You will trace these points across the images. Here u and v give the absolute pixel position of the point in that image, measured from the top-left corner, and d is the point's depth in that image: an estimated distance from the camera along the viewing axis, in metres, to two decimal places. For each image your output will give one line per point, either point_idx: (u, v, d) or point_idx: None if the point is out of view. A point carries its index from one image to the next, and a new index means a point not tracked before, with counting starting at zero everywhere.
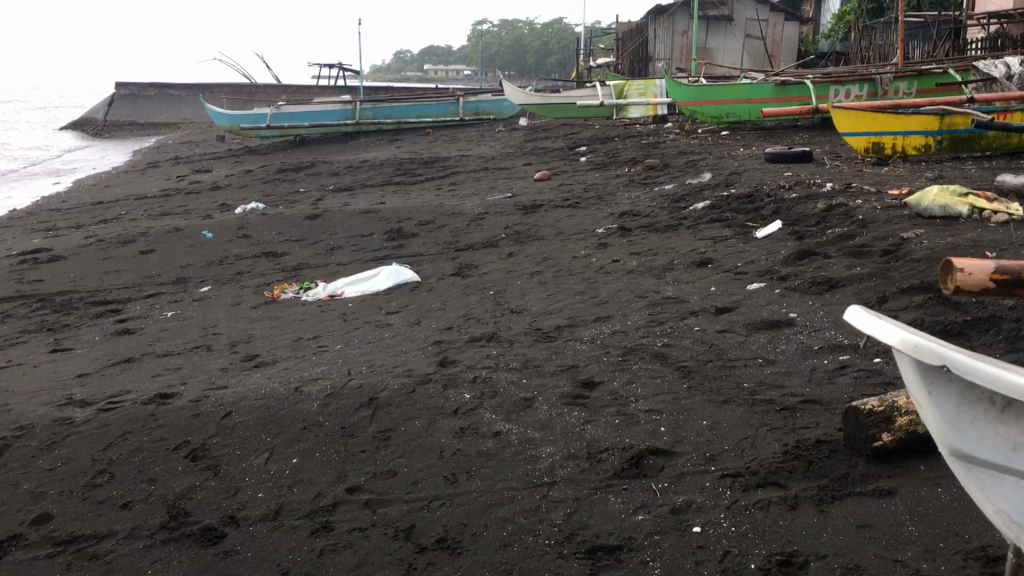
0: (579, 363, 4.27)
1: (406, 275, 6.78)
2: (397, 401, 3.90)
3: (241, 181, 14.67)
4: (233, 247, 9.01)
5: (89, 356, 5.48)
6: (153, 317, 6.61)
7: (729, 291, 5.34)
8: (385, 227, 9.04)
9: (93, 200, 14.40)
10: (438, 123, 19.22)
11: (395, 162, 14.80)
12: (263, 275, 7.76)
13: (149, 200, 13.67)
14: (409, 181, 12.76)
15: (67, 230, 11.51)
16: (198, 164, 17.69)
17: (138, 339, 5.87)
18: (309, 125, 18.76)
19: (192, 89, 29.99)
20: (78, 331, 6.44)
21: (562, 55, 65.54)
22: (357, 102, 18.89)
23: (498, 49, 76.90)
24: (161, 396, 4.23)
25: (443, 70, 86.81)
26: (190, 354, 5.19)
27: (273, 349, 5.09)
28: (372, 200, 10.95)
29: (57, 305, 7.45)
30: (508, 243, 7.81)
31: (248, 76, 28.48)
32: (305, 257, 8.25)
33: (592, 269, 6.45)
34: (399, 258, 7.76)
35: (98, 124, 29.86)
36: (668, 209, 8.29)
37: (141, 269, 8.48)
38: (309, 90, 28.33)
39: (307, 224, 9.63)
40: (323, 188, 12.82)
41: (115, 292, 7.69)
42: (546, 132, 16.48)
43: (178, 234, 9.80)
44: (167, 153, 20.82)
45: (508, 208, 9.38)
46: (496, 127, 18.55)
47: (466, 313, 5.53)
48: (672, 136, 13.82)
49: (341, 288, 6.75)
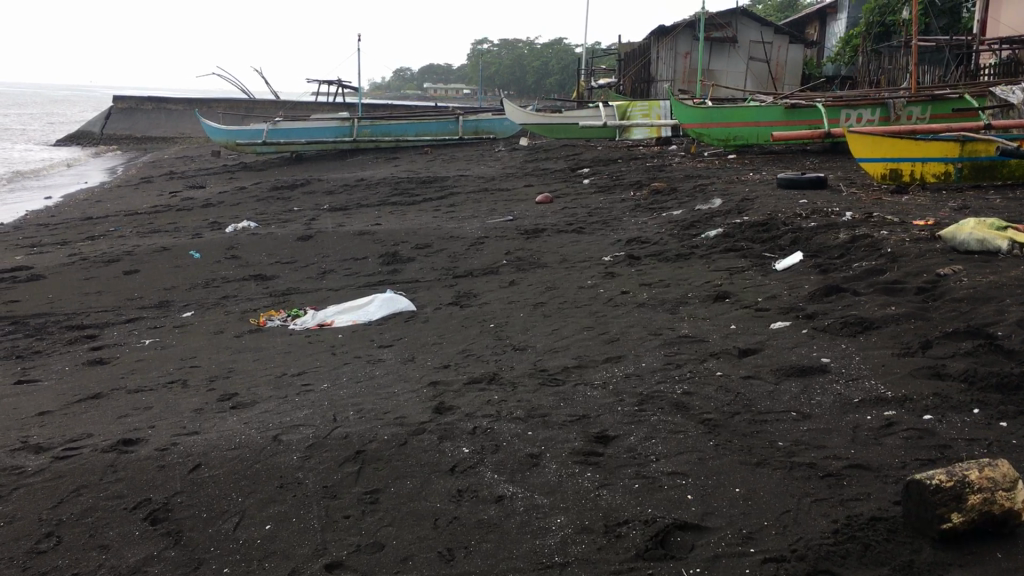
0: (591, 412, 3.84)
1: (401, 303, 6.36)
2: (387, 455, 3.46)
3: (234, 198, 14.29)
4: (221, 268, 8.59)
5: (55, 390, 5.02)
6: (130, 345, 6.17)
7: (751, 329, 4.93)
8: (380, 250, 8.65)
9: (82, 215, 13.99)
10: (437, 141, 18.90)
11: (394, 180, 14.42)
12: (250, 299, 7.34)
13: (139, 216, 13.26)
14: (407, 201, 12.40)
15: (51, 247, 11.07)
16: (193, 180, 17.30)
17: (112, 370, 5.43)
18: (305, 142, 18.43)
19: (190, 103, 29.75)
20: (48, 358, 5.99)
21: (561, 76, 65.49)
22: (356, 119, 18.63)
23: (497, 69, 76.85)
24: (123, 442, 3.78)
25: (442, 89, 86.77)
26: (163, 391, 4.74)
27: (253, 387, 4.64)
28: (369, 221, 10.58)
29: (31, 328, 7.00)
30: (510, 270, 7.40)
31: (246, 92, 28.15)
32: (295, 281, 7.83)
33: (601, 300, 6.04)
34: (394, 284, 7.35)
35: (94, 138, 29.33)
36: (678, 236, 7.90)
37: (124, 291, 8.04)
38: (307, 107, 27.99)
39: (300, 246, 9.23)
40: (318, 208, 12.45)
41: (94, 316, 7.25)
42: (548, 152, 16.11)
43: (165, 254, 9.37)
44: (161, 168, 20.42)
45: (509, 232, 8.99)
46: (496, 146, 18.19)
47: (466, 348, 5.11)
48: (677, 159, 13.47)
49: (331, 316, 6.33)
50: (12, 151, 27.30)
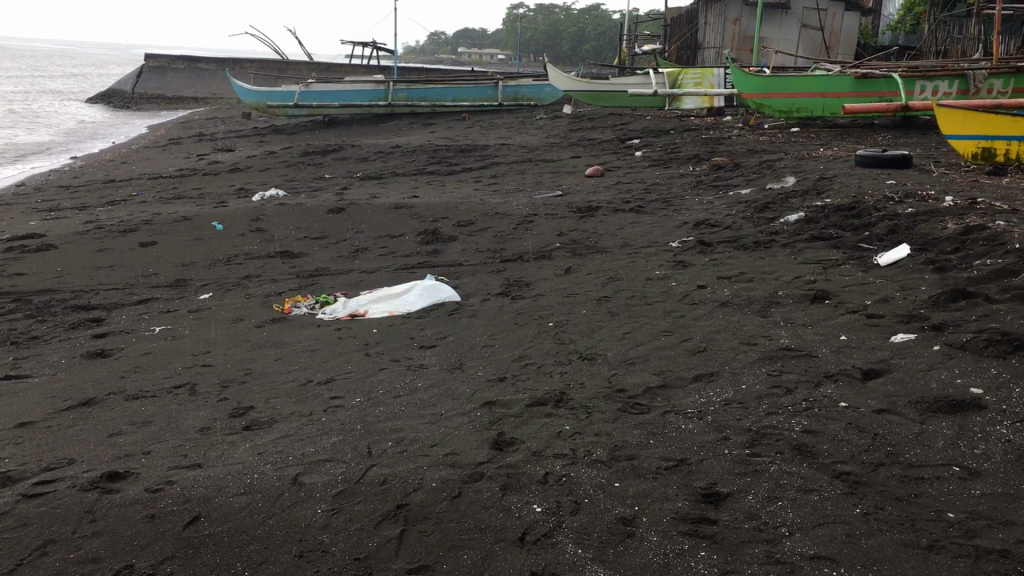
0: (691, 455, 3.05)
1: (443, 292, 5.59)
2: (436, 513, 2.70)
3: (263, 162, 13.58)
4: (244, 243, 7.84)
5: (44, 392, 4.27)
6: (137, 332, 5.42)
7: (868, 343, 4.10)
8: (418, 227, 7.88)
9: (105, 177, 13.33)
10: (476, 107, 18.01)
11: (431, 148, 13.62)
12: (275, 280, 6.59)
13: (165, 180, 12.59)
14: (445, 170, 11.62)
15: (69, 212, 10.39)
16: (222, 142, 16.59)
17: (112, 366, 4.68)
18: (338, 105, 17.71)
19: (223, 64, 29.06)
20: (45, 346, 5.27)
21: (597, 43, 64.23)
22: (391, 81, 17.66)
23: (533, 35, 75.55)
24: (108, 477, 3.05)
25: (475, 55, 85.57)
26: (166, 399, 4.00)
27: (272, 399, 3.89)
28: (405, 192, 9.82)
29: (33, 307, 6.26)
30: (564, 255, 6.60)
31: (279, 52, 27.41)
32: (326, 260, 7.08)
33: (674, 297, 5.22)
34: (434, 267, 6.57)
35: (126, 96, 28.57)
36: (752, 220, 7.06)
37: (138, 266, 7.30)
38: (340, 70, 27.18)
39: (332, 218, 8.48)
40: (350, 175, 11.70)
41: (102, 295, 6.51)
42: (593, 122, 15.19)
43: (184, 225, 8.64)
44: (189, 129, 19.71)
45: (559, 210, 8.17)
46: (537, 113, 17.28)
47: (522, 356, 4.34)
48: (735, 131, 12.51)
49: (365, 305, 5.58)
50: (42, 109, 26.82)
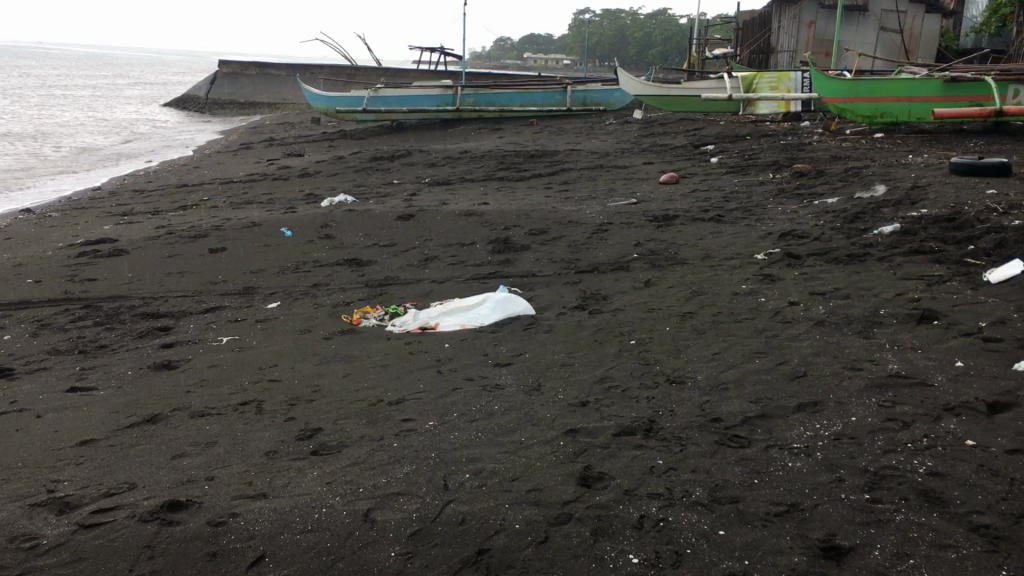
0: (801, 501, 2.75)
1: (517, 306, 5.34)
2: (521, 561, 2.45)
3: (332, 168, 13.50)
4: (313, 250, 7.69)
5: (109, 405, 4.10)
6: (205, 342, 5.25)
7: (986, 371, 3.73)
8: (489, 235, 7.65)
9: (177, 182, 13.39)
10: (544, 112, 17.76)
11: (500, 153, 13.40)
12: (344, 289, 6.41)
13: (235, 185, 12.59)
14: (514, 176, 11.38)
15: (141, 217, 10.40)
16: (292, 147, 16.63)
17: (179, 378, 4.50)
18: (406, 110, 17.65)
19: (294, 70, 29.30)
20: (111, 354, 5.14)
21: (665, 48, 63.61)
22: (459, 87, 17.57)
23: (600, 39, 75.16)
24: (168, 506, 2.85)
25: (541, 59, 85.40)
26: (232, 417, 3.80)
27: (342, 421, 3.67)
28: (474, 199, 9.60)
29: (103, 314, 6.16)
30: (643, 266, 6.30)
31: (348, 58, 27.55)
32: (395, 268, 6.89)
33: (765, 315, 4.88)
34: (507, 278, 6.33)
35: (200, 102, 29.04)
36: (842, 230, 6.67)
37: (207, 273, 7.19)
38: (407, 76, 27.21)
39: (401, 225, 8.30)
40: (418, 181, 11.53)
41: (172, 302, 6.39)
42: (664, 126, 14.82)
43: (254, 231, 8.54)
44: (260, 134, 19.83)
45: (635, 218, 7.86)
46: (607, 117, 16.95)
47: (605, 378, 4.05)
48: (816, 136, 12.03)
49: (436, 318, 5.36)
50: (119, 114, 27.36)
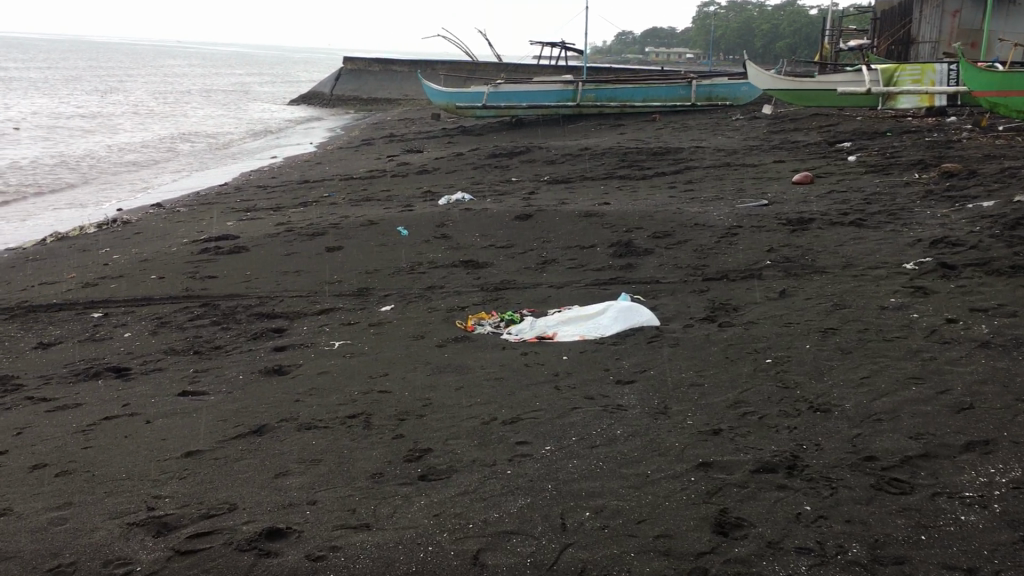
0: (978, 567, 2.35)
1: (641, 316, 5.01)
2: None
3: (450, 164, 13.41)
4: (430, 250, 7.53)
5: (218, 412, 3.98)
6: (318, 347, 5.12)
7: None
8: (610, 237, 7.33)
9: (300, 178, 13.55)
10: (667, 107, 17.21)
11: (621, 151, 13.03)
12: (459, 292, 6.21)
13: (354, 181, 12.64)
14: (636, 174, 11.00)
15: (264, 213, 10.51)
16: (412, 144, 16.65)
17: (290, 386, 4.36)
18: (525, 106, 17.42)
19: (416, 65, 29.55)
20: (225, 356, 5.06)
21: (793, 40, 61.67)
22: (579, 82, 17.21)
23: (725, 32, 73.40)
24: (267, 535, 2.67)
25: (663, 54, 84.05)
26: (339, 432, 3.61)
27: (453, 441, 3.43)
28: (594, 198, 9.29)
29: (220, 313, 6.14)
30: (777, 274, 5.85)
31: (469, 53, 27.57)
32: (512, 271, 6.65)
33: (919, 334, 4.40)
34: (629, 284, 6.00)
35: (325, 98, 29.68)
36: (1002, 238, 6.05)
37: (323, 272, 7.12)
38: (529, 71, 27.02)
39: (518, 225, 8.07)
40: (537, 179, 11.29)
41: (287, 302, 6.32)
42: (795, 122, 14.11)
43: (371, 229, 8.46)
44: (381, 130, 19.98)
45: (766, 221, 7.39)
46: (734, 113, 16.30)
47: (739, 402, 3.69)
48: (964, 133, 11.18)
49: (554, 327, 5.07)
50: (250, 111, 28.16)
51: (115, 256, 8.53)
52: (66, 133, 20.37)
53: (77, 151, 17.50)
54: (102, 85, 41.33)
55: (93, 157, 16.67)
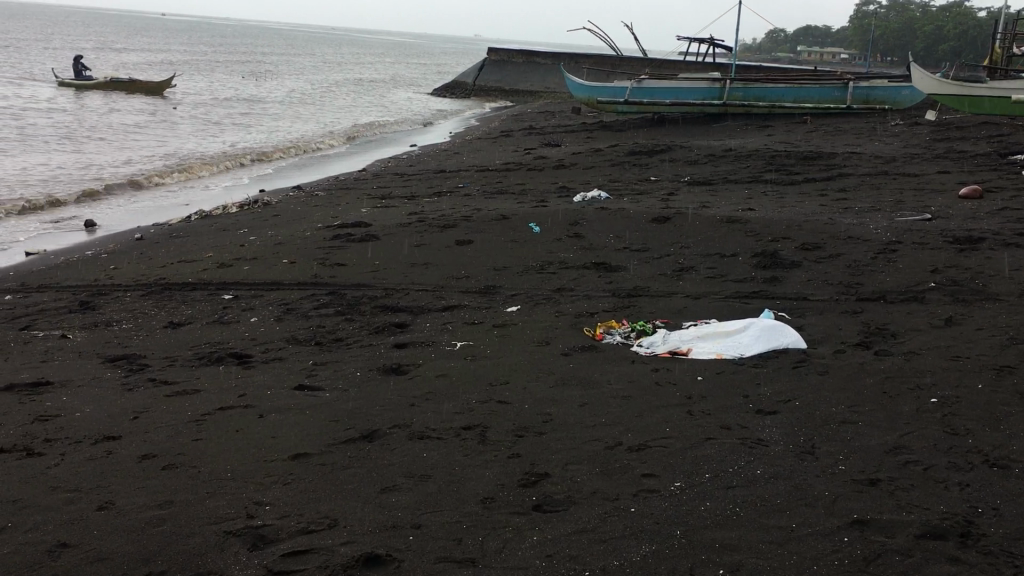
0: None
1: (785, 337, 4.59)
2: None
3: (588, 160, 13.11)
4: (561, 250, 7.25)
5: (331, 412, 3.83)
6: (439, 346, 4.93)
7: None
8: (754, 246, 6.88)
9: (437, 167, 13.52)
10: (819, 109, 16.32)
11: (768, 153, 12.42)
12: (589, 297, 5.91)
13: (490, 173, 12.50)
14: (784, 178, 10.41)
15: (398, 201, 10.48)
16: (550, 137, 16.42)
17: (406, 388, 4.17)
18: (668, 103, 16.91)
19: (560, 58, 29.33)
20: (345, 350, 4.93)
21: (959, 43, 58.27)
22: (727, 81, 16.60)
23: (884, 33, 69.93)
24: (364, 562, 2.46)
25: (815, 54, 80.96)
26: (452, 445, 3.39)
27: (574, 468, 3.14)
28: (737, 203, 8.80)
29: (346, 302, 6.05)
30: (942, 299, 5.30)
31: (614, 47, 27.13)
32: (646, 277, 6.30)
33: None
34: (773, 299, 5.56)
35: (468, 88, 29.86)
36: None
37: (451, 267, 6.95)
38: (674, 67, 26.34)
39: (656, 228, 7.69)
40: (678, 180, 10.85)
41: (412, 296, 6.17)
42: (962, 130, 13.10)
43: (503, 224, 8.26)
44: (520, 122, 19.83)
45: (929, 238, 6.76)
46: (892, 118, 15.33)
47: (899, 449, 3.25)
48: None
49: (689, 342, 4.71)
50: (394, 99, 28.58)
51: (251, 238, 8.63)
52: (219, 115, 21.12)
53: (228, 133, 18.09)
54: (258, 69, 43.08)
55: (242, 139, 17.17)
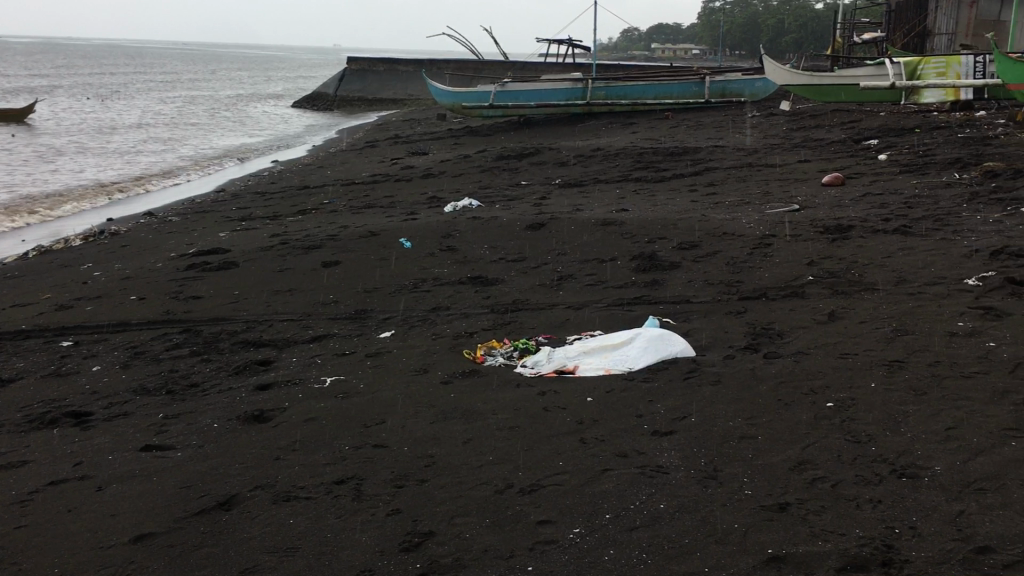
0: None
1: (673, 347, 4.38)
2: None
3: (457, 167, 12.79)
4: (434, 265, 6.91)
5: (184, 476, 3.38)
6: (306, 384, 4.51)
7: None
8: (630, 248, 6.71)
9: (300, 183, 12.93)
10: (680, 105, 16.57)
11: (635, 150, 12.40)
12: (467, 315, 5.59)
13: (356, 187, 12.02)
14: (653, 176, 10.36)
15: (259, 223, 9.89)
16: (417, 145, 16.03)
17: (270, 437, 3.75)
18: (533, 106, 16.76)
19: (421, 65, 28.87)
20: (201, 397, 4.45)
21: (803, 35, 60.78)
22: (590, 80, 16.60)
23: (732, 27, 72.32)
24: None
25: (670, 51, 83.11)
26: (324, 507, 3.01)
27: (462, 522, 2.82)
28: (610, 204, 8.66)
29: (202, 340, 5.54)
30: (822, 293, 5.22)
31: (476, 51, 26.90)
32: (524, 289, 6.03)
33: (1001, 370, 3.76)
34: (656, 304, 5.37)
35: (329, 100, 29.06)
36: None
37: (317, 292, 6.50)
38: (536, 69, 26.31)
39: (531, 235, 7.44)
40: (549, 183, 10.66)
41: (276, 327, 5.70)
42: (817, 118, 13.43)
43: (371, 241, 7.85)
44: (385, 132, 19.34)
45: (801, 229, 6.76)
46: (749, 110, 15.63)
47: (804, 464, 3.06)
48: (999, 128, 10.31)
49: (575, 359, 4.44)
50: (252, 114, 27.53)
51: (96, 274, 7.92)
52: (61, 141, 19.76)
53: (71, 160, 16.88)
54: (104, 90, 40.95)
55: (86, 166, 16.06)
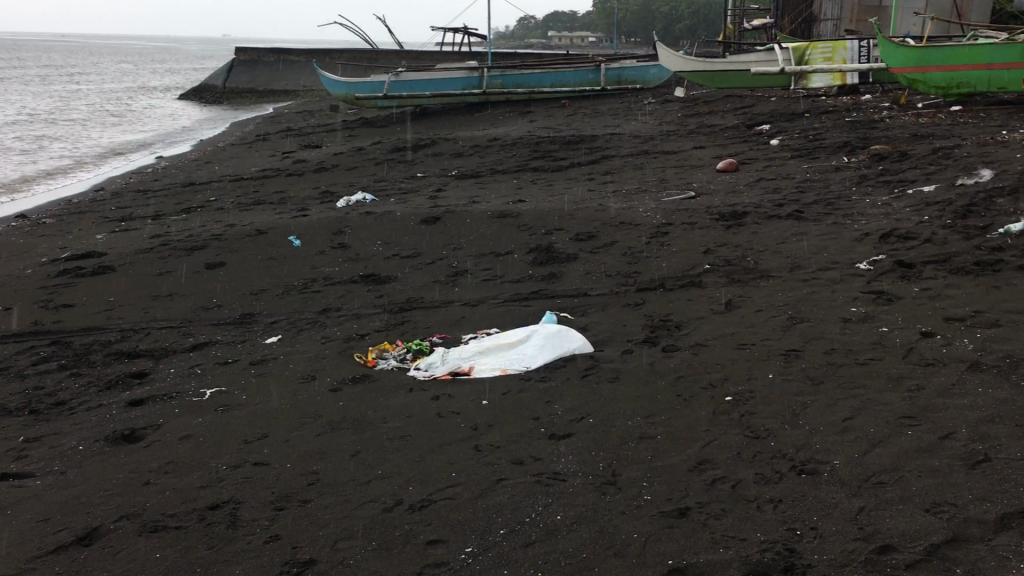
0: None
1: (571, 344, 4.26)
2: None
3: (351, 160, 12.45)
4: (325, 264, 6.63)
5: (40, 509, 3.08)
6: (184, 397, 4.22)
7: None
8: (527, 241, 6.57)
9: (186, 180, 12.39)
10: (575, 93, 16.55)
11: (532, 140, 12.29)
12: (358, 316, 5.35)
13: (245, 182, 11.57)
14: (550, 165, 10.25)
15: (141, 223, 9.40)
16: (310, 138, 15.59)
17: (140, 460, 3.46)
18: (429, 96, 16.47)
19: (314, 54, 28.16)
20: (66, 416, 4.11)
21: (695, 22, 61.87)
22: (485, 68, 16.32)
23: (627, 15, 73.13)
24: None
25: (566, 38, 83.58)
26: (196, 537, 2.76)
27: (346, 548, 2.62)
28: (507, 195, 8.51)
29: (73, 353, 5.16)
30: (719, 281, 5.18)
31: (370, 40, 26.39)
32: (419, 286, 5.83)
33: (895, 355, 3.76)
34: (553, 298, 5.24)
35: (218, 92, 28.11)
36: (955, 230, 5.48)
37: (200, 296, 6.16)
38: (432, 58, 25.97)
39: (426, 230, 7.24)
40: (445, 174, 10.44)
41: (154, 336, 5.35)
42: (710, 105, 13.58)
43: (259, 240, 7.51)
44: (277, 124, 18.77)
45: (697, 216, 6.74)
46: (645, 97, 15.72)
47: (704, 464, 2.96)
48: (884, 110, 10.58)
49: (470, 360, 4.27)
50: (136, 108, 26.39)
51: None
52: None
53: None
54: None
55: None
